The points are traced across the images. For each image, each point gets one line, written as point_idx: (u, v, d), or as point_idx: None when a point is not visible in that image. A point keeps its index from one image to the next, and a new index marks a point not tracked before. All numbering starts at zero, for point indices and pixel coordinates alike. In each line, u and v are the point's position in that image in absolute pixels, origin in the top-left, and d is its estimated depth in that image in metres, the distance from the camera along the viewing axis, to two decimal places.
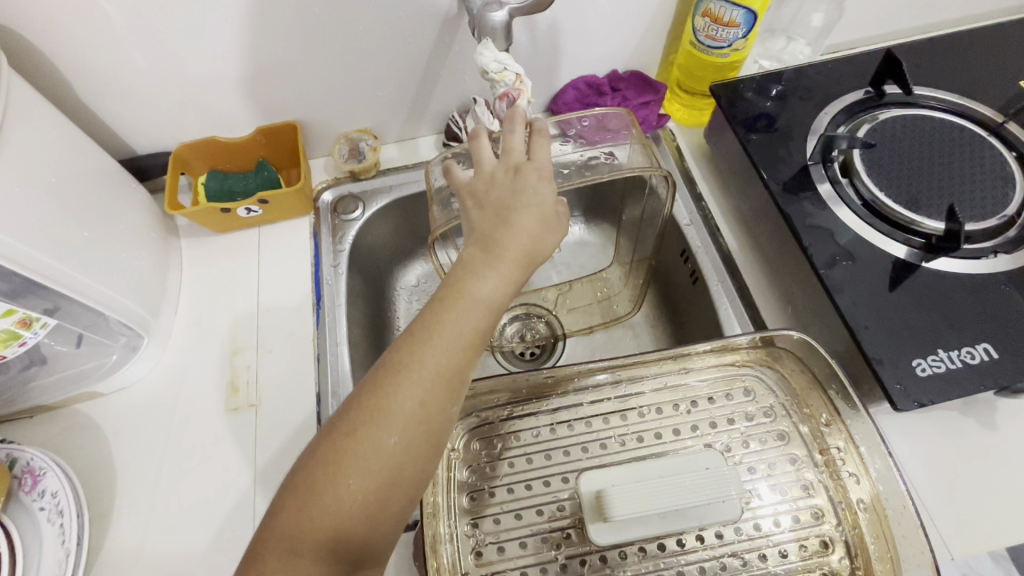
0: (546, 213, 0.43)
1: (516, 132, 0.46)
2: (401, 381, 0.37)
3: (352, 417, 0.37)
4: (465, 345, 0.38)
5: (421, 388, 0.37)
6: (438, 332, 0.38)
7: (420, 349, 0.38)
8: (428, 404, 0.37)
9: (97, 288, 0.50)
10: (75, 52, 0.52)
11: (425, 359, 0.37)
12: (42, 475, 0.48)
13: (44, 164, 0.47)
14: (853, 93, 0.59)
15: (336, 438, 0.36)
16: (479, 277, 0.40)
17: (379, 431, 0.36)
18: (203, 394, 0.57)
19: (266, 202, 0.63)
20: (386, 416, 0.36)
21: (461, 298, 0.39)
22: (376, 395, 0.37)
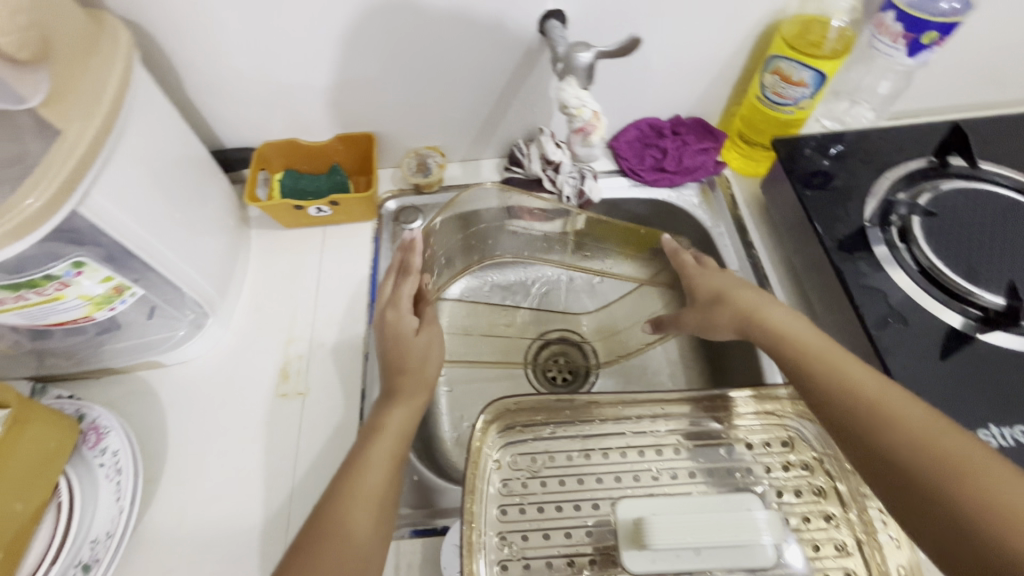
0: (432, 344, 0.57)
1: (405, 283, 0.59)
2: (345, 503, 0.44)
3: (308, 547, 0.41)
4: (399, 441, 0.49)
5: (364, 501, 0.44)
6: (369, 458, 0.47)
7: (359, 474, 0.45)
8: (367, 514, 0.44)
9: (178, 265, 0.53)
10: (192, 51, 0.57)
11: (361, 480, 0.45)
12: (106, 433, 0.51)
13: (155, 150, 0.51)
14: (916, 160, 0.60)
15: (315, 532, 0.42)
16: (387, 414, 0.51)
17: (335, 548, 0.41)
18: (256, 377, 0.61)
19: (336, 204, 0.67)
20: (354, 505, 0.44)
21: (382, 432, 0.49)
22: (337, 505, 0.44)
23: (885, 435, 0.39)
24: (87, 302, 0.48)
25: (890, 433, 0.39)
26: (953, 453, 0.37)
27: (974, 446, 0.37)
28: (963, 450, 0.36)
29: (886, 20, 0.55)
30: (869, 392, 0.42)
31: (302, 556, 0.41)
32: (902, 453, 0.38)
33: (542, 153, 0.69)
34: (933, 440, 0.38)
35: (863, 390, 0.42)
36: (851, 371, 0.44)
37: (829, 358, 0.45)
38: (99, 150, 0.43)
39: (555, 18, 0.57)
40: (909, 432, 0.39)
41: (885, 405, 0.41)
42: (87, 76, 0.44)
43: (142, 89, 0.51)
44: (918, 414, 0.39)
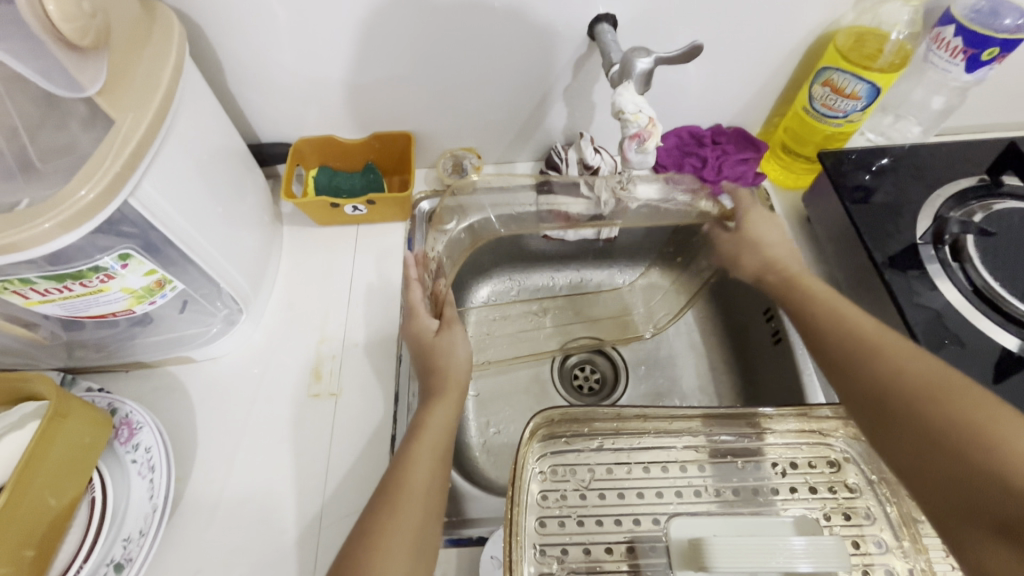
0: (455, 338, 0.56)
1: (414, 290, 0.58)
2: (395, 503, 0.42)
3: (360, 550, 0.40)
4: (442, 435, 0.48)
5: (414, 501, 0.43)
6: (415, 456, 0.45)
7: (406, 473, 0.44)
8: (418, 515, 0.42)
9: (218, 260, 0.52)
10: (238, 44, 0.57)
11: (409, 484, 0.43)
12: (138, 429, 0.50)
13: (200, 142, 0.50)
14: (968, 179, 0.59)
15: (368, 532, 0.41)
16: (429, 414, 0.49)
17: (390, 551, 0.40)
18: (287, 376, 0.60)
19: (372, 203, 0.66)
20: (405, 502, 0.42)
21: (424, 431, 0.48)
22: (387, 505, 0.42)
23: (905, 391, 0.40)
24: (129, 296, 0.47)
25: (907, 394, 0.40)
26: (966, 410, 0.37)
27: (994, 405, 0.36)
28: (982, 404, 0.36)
29: (945, 34, 0.55)
30: (890, 357, 0.42)
31: (359, 555, 0.39)
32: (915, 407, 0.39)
33: (581, 157, 0.68)
34: (949, 397, 0.38)
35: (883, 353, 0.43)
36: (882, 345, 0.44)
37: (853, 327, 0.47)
38: (151, 143, 0.42)
39: (605, 23, 0.56)
40: (924, 391, 0.39)
41: (899, 364, 0.42)
42: (141, 66, 0.44)
43: (191, 81, 0.50)
44: (938, 373, 0.40)
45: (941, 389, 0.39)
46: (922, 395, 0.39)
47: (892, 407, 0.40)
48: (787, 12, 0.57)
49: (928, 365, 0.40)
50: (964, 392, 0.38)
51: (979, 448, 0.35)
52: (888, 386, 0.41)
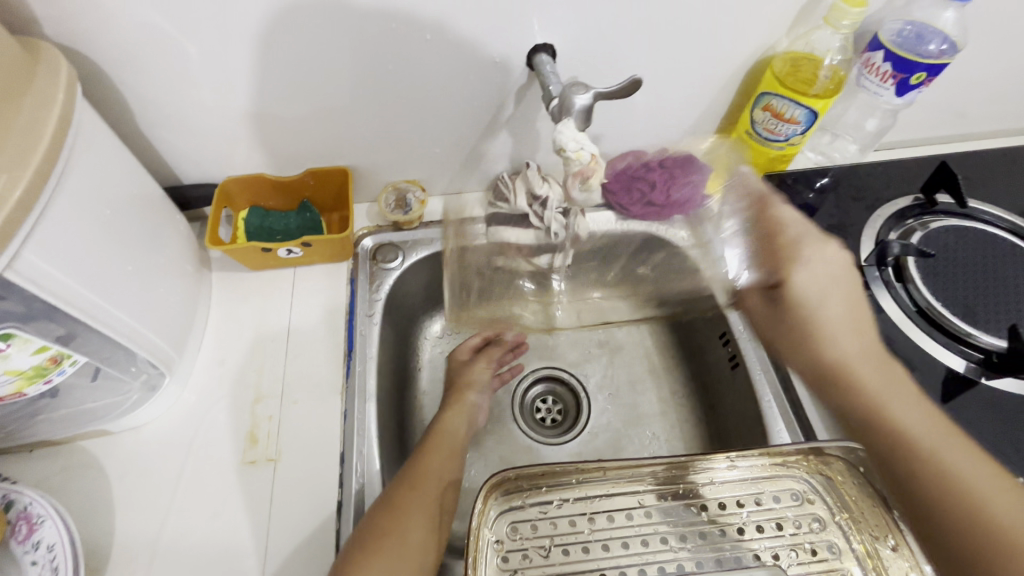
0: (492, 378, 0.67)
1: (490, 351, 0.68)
2: (418, 485, 0.50)
3: (386, 517, 0.46)
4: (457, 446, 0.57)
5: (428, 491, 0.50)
6: (434, 449, 0.55)
7: (423, 466, 0.52)
8: (432, 498, 0.49)
9: (129, 324, 0.47)
10: (145, 84, 0.52)
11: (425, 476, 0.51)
12: (40, 524, 0.44)
13: (101, 196, 0.45)
14: (903, 198, 0.61)
15: (392, 507, 0.47)
16: (446, 423, 0.59)
17: (411, 518, 0.47)
18: (220, 443, 0.54)
19: (308, 245, 0.61)
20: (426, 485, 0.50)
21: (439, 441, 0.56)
22: (407, 483, 0.50)
23: (940, 480, 0.42)
24: (17, 378, 0.41)
25: (959, 492, 0.41)
26: (998, 513, 0.40)
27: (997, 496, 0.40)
28: (1016, 511, 0.40)
29: (875, 59, 0.55)
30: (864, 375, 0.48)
31: (383, 524, 0.46)
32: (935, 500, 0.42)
33: (530, 188, 0.61)
34: (981, 501, 0.40)
35: (920, 427, 0.44)
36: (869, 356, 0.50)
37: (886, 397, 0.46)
38: (33, 207, 0.37)
39: (543, 53, 0.54)
40: (954, 484, 0.41)
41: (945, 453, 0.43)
42: (20, 118, 0.38)
43: (89, 127, 0.45)
44: (983, 479, 0.41)
45: (989, 493, 0.41)
46: (954, 493, 0.41)
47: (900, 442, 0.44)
48: (725, 40, 0.57)
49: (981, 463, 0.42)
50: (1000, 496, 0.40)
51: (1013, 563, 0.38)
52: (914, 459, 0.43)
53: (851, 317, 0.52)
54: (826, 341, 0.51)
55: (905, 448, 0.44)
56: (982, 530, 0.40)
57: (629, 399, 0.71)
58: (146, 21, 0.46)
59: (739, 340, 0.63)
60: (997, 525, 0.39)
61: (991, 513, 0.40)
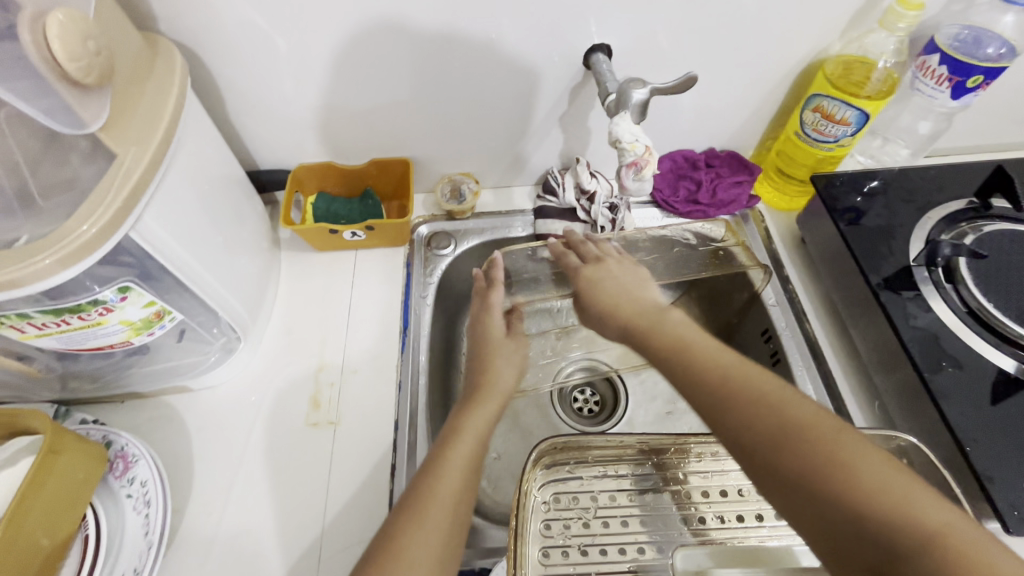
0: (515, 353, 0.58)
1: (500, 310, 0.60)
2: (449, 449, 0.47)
3: (421, 479, 0.45)
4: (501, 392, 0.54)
5: (442, 507, 0.44)
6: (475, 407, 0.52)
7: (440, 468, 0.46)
8: (443, 519, 0.43)
9: (218, 290, 0.52)
10: (239, 76, 0.57)
11: (439, 482, 0.45)
12: (134, 462, 0.49)
13: (201, 174, 0.51)
14: (956, 201, 0.61)
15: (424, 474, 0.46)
16: (462, 420, 0.50)
17: (411, 538, 0.41)
18: (284, 404, 0.59)
19: (371, 229, 0.66)
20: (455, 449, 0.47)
21: (460, 437, 0.49)
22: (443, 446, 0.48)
23: (740, 411, 0.37)
24: (128, 327, 0.46)
25: (807, 433, 0.34)
26: (799, 414, 0.35)
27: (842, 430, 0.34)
28: (827, 424, 0.35)
29: (930, 62, 0.56)
30: (678, 330, 0.43)
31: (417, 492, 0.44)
32: (745, 436, 0.36)
33: (577, 182, 0.69)
34: (832, 437, 0.34)
35: (706, 359, 0.40)
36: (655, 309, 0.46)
37: (682, 333, 0.43)
38: (152, 177, 0.42)
39: (599, 52, 0.57)
40: (756, 399, 0.37)
41: (746, 381, 0.38)
42: (144, 99, 0.44)
43: (193, 112, 0.50)
44: (826, 418, 0.35)
45: (796, 412, 0.36)
46: (758, 421, 0.36)
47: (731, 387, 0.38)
48: (778, 41, 0.59)
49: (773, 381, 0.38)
50: (809, 417, 0.35)
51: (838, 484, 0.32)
52: (751, 405, 0.37)
53: (625, 287, 0.49)
54: (634, 298, 0.48)
55: (738, 393, 0.37)
56: (792, 451, 0.34)
57: (667, 392, 0.72)
58: (247, 19, 0.52)
59: (782, 337, 0.63)
60: (807, 434, 0.34)
61: (847, 454, 0.33)
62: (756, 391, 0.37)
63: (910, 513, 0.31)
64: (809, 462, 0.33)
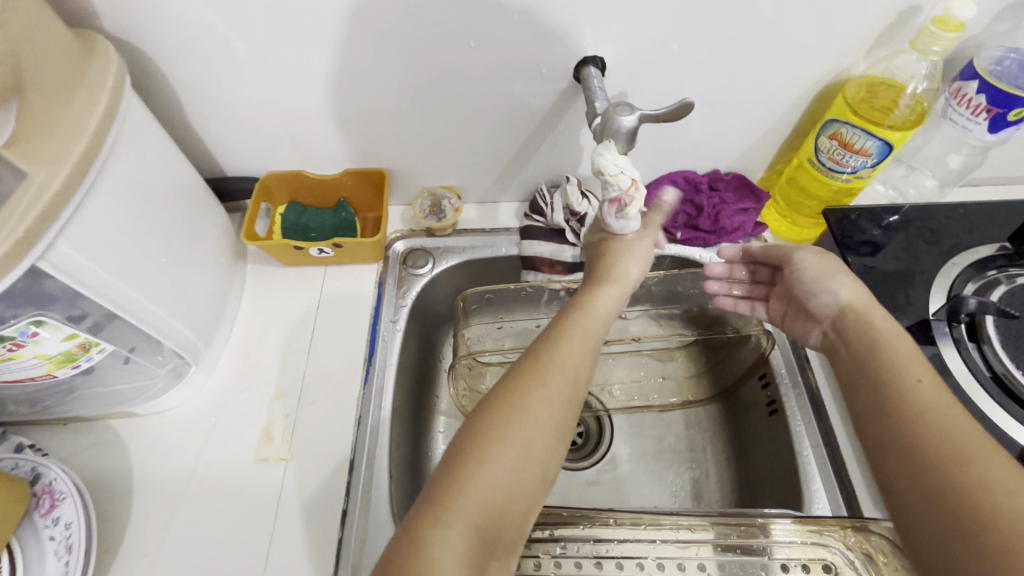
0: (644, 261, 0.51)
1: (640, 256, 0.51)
2: (560, 351, 0.42)
3: (521, 371, 0.40)
4: (611, 298, 0.48)
5: (557, 392, 0.40)
6: (589, 307, 0.46)
7: (555, 351, 0.42)
8: (561, 399, 0.39)
9: (160, 315, 0.48)
10: (195, 79, 0.53)
11: (556, 367, 0.41)
12: (61, 500, 0.46)
13: (141, 188, 0.46)
14: (986, 246, 0.55)
15: (527, 373, 0.40)
16: (589, 302, 0.47)
17: (532, 405, 0.38)
18: (237, 434, 0.55)
19: (340, 246, 0.61)
20: (566, 349, 0.42)
21: (582, 319, 0.45)
22: (553, 339, 0.43)
23: (929, 426, 0.35)
24: (46, 361, 0.42)
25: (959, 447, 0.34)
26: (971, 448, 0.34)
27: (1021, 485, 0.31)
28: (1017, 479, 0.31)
29: (967, 90, 0.49)
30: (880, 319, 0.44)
31: (521, 378, 0.40)
32: (907, 412, 0.37)
33: (566, 203, 0.64)
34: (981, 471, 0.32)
35: (896, 353, 0.41)
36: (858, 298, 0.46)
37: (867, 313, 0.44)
38: (68, 199, 0.37)
39: (592, 66, 0.52)
40: (929, 407, 0.36)
41: (926, 397, 0.37)
42: (69, 109, 0.39)
43: (135, 120, 0.46)
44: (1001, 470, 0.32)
45: (999, 467, 0.32)
46: (931, 419, 0.35)
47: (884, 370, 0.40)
48: (794, 58, 0.52)
49: (972, 430, 0.34)
50: (992, 453, 0.33)
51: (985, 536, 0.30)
52: (907, 396, 0.37)
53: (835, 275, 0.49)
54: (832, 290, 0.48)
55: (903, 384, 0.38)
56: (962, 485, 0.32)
57: (654, 433, 0.67)
58: (197, 18, 0.47)
59: (780, 385, 0.59)
60: (962, 461, 0.33)
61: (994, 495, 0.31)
62: (961, 435, 0.34)
63: None
64: (965, 486, 0.32)
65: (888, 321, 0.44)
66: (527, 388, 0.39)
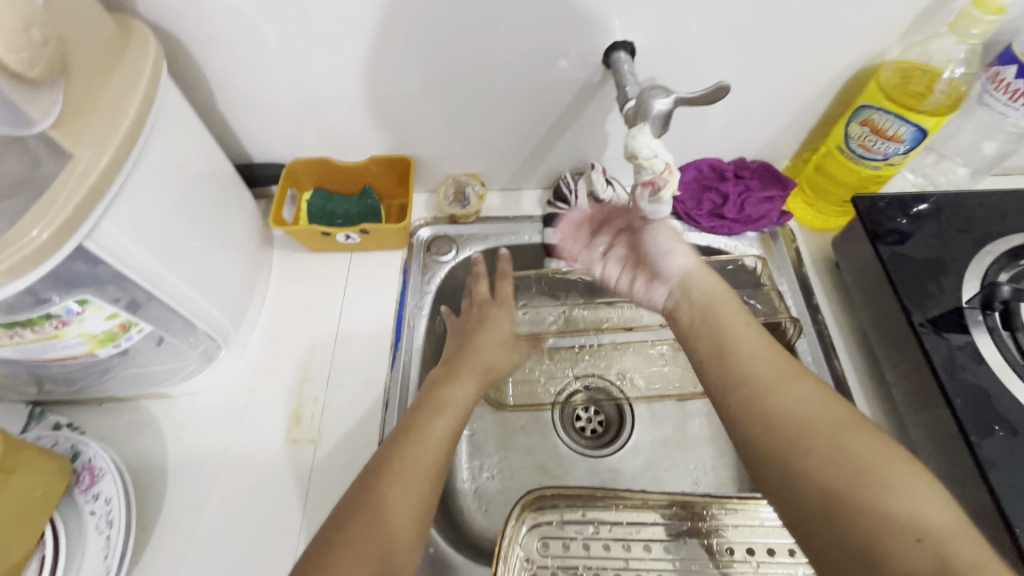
0: (507, 339, 0.60)
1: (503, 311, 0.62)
2: (412, 436, 0.46)
3: (380, 469, 0.43)
4: (473, 372, 0.55)
5: (419, 473, 0.44)
6: (454, 386, 0.53)
7: (416, 435, 0.46)
8: (420, 485, 0.43)
9: (194, 297, 0.49)
10: (227, 66, 0.53)
11: (422, 442, 0.46)
12: (101, 477, 0.47)
13: (177, 172, 0.47)
14: (1021, 234, 0.54)
15: (385, 464, 0.44)
16: (447, 391, 0.52)
17: (388, 499, 0.41)
18: (266, 416, 0.56)
19: (366, 232, 0.62)
20: (429, 430, 0.47)
21: (447, 406, 0.50)
22: (416, 419, 0.48)
23: (775, 417, 0.37)
24: (89, 340, 0.43)
25: (811, 436, 0.35)
26: (849, 442, 0.34)
27: (885, 451, 0.33)
28: (811, 405, 0.37)
29: (1005, 75, 0.49)
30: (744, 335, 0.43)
31: (379, 473, 0.43)
32: (776, 432, 0.36)
33: (591, 190, 0.63)
34: (855, 454, 0.34)
35: (755, 363, 0.40)
36: (712, 298, 0.47)
37: (721, 323, 0.44)
38: (112, 181, 0.38)
39: (622, 50, 0.52)
40: (783, 416, 0.37)
41: (789, 386, 0.38)
42: (109, 91, 0.40)
43: (171, 104, 0.46)
44: (865, 445, 0.34)
45: (828, 423, 0.35)
46: (795, 424, 0.36)
47: (760, 395, 0.38)
48: (826, 45, 0.52)
49: (840, 419, 0.35)
50: (805, 393, 0.37)
51: (869, 498, 0.32)
52: (768, 410, 0.37)
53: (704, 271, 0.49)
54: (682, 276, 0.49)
55: (766, 402, 0.38)
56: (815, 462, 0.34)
57: (676, 421, 0.67)
58: (230, 4, 0.47)
59: None
60: (822, 442, 0.35)
61: (879, 479, 0.32)
62: (813, 432, 0.35)
63: (939, 540, 0.30)
64: (852, 494, 0.32)
65: (742, 319, 0.45)
66: (389, 480, 0.42)
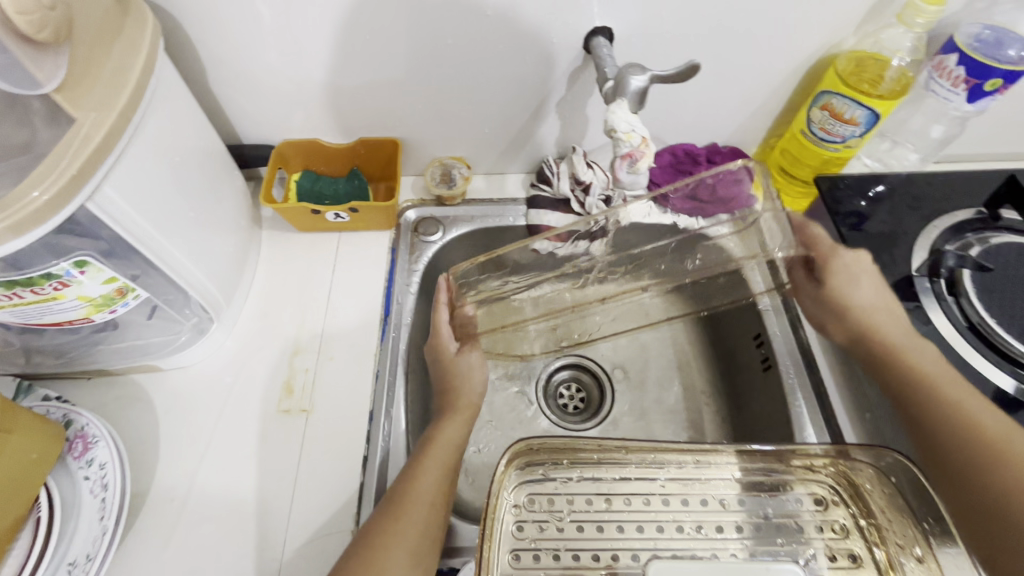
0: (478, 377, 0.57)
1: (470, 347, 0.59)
2: (417, 476, 0.47)
3: (386, 511, 0.45)
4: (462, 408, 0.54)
5: (419, 509, 0.45)
6: (446, 425, 0.53)
7: (415, 477, 0.47)
8: (422, 522, 0.44)
9: (188, 268, 0.50)
10: (220, 46, 0.55)
11: (424, 474, 0.47)
12: (93, 444, 0.48)
13: (173, 145, 0.48)
14: (965, 211, 0.59)
15: (390, 505, 0.45)
16: (441, 427, 0.52)
17: (394, 540, 0.43)
18: (257, 388, 0.57)
19: (355, 211, 0.64)
20: (426, 468, 0.48)
21: (437, 440, 0.51)
22: (418, 458, 0.49)
23: (959, 440, 0.44)
24: (86, 304, 0.44)
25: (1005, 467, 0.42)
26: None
27: None
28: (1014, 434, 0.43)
29: (948, 62, 0.53)
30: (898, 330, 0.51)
31: (386, 511, 0.45)
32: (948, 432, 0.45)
33: (572, 171, 0.66)
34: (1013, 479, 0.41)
35: (913, 373, 0.48)
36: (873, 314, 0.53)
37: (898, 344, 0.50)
38: (113, 146, 0.39)
39: (601, 36, 0.54)
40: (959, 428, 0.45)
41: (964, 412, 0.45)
42: (109, 61, 0.41)
43: (167, 78, 0.47)
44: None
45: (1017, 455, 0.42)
46: (993, 453, 0.43)
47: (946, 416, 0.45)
48: (789, 36, 0.56)
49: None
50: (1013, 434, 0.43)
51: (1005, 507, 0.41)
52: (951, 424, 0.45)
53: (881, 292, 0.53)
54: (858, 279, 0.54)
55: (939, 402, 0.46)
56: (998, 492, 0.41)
57: (654, 394, 0.70)
58: None
59: (774, 342, 0.62)
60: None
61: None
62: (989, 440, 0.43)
63: None
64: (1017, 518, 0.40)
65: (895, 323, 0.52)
66: (393, 525, 0.44)
